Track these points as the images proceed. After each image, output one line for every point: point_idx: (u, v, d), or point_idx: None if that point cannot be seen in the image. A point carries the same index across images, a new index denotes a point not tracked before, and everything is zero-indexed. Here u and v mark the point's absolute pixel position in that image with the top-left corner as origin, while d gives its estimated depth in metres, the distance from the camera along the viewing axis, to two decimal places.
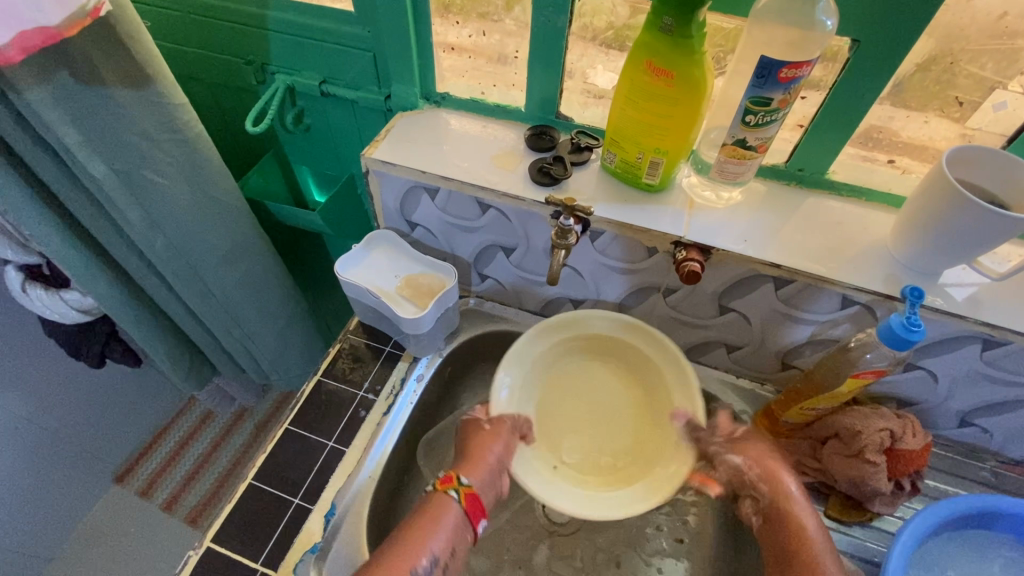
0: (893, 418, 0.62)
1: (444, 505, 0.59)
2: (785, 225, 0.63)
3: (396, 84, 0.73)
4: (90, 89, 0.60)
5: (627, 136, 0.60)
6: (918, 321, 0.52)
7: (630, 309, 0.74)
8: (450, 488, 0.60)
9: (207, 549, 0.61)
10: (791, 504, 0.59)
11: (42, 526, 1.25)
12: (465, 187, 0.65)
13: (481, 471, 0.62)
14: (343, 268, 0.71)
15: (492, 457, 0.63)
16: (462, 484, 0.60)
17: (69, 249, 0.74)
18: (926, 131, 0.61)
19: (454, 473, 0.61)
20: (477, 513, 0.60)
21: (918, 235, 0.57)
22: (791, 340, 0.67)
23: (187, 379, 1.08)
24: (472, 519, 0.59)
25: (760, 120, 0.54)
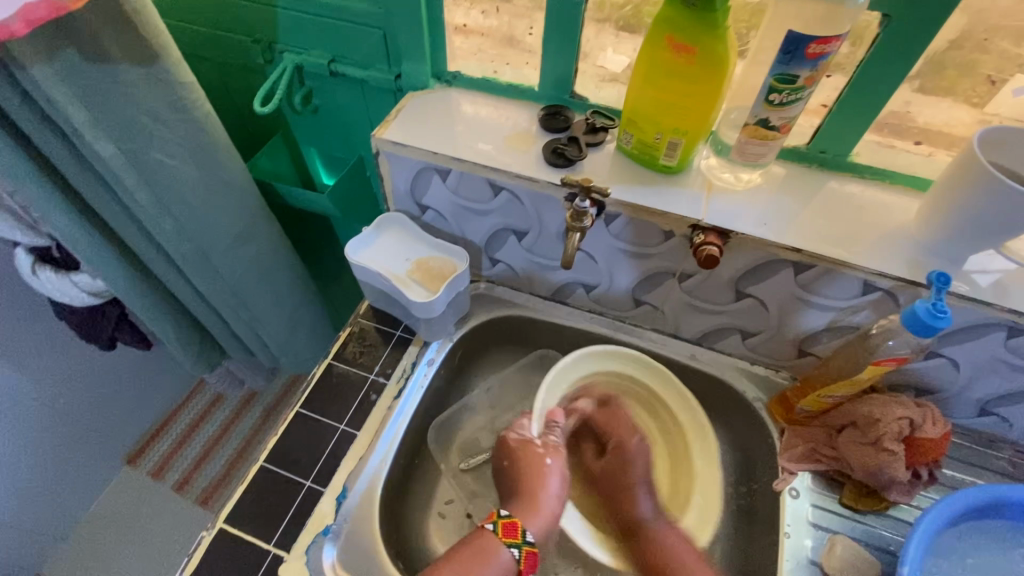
0: (912, 406, 0.61)
1: (497, 551, 0.58)
2: (807, 208, 0.61)
3: (406, 62, 0.72)
4: (96, 65, 0.59)
5: (645, 116, 0.58)
6: (943, 308, 0.51)
7: (644, 295, 0.72)
8: (512, 542, 0.59)
9: (220, 530, 0.61)
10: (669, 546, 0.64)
11: (56, 505, 1.27)
12: (477, 168, 0.64)
13: (539, 518, 0.63)
14: (353, 251, 0.70)
15: (550, 490, 0.65)
16: (525, 543, 0.59)
17: (78, 231, 0.73)
18: (954, 113, 0.59)
19: (520, 526, 0.60)
20: (527, 573, 0.59)
21: (944, 218, 0.55)
22: (809, 326, 0.65)
23: (197, 362, 1.08)
24: (520, 575, 0.59)
25: (785, 98, 0.52)
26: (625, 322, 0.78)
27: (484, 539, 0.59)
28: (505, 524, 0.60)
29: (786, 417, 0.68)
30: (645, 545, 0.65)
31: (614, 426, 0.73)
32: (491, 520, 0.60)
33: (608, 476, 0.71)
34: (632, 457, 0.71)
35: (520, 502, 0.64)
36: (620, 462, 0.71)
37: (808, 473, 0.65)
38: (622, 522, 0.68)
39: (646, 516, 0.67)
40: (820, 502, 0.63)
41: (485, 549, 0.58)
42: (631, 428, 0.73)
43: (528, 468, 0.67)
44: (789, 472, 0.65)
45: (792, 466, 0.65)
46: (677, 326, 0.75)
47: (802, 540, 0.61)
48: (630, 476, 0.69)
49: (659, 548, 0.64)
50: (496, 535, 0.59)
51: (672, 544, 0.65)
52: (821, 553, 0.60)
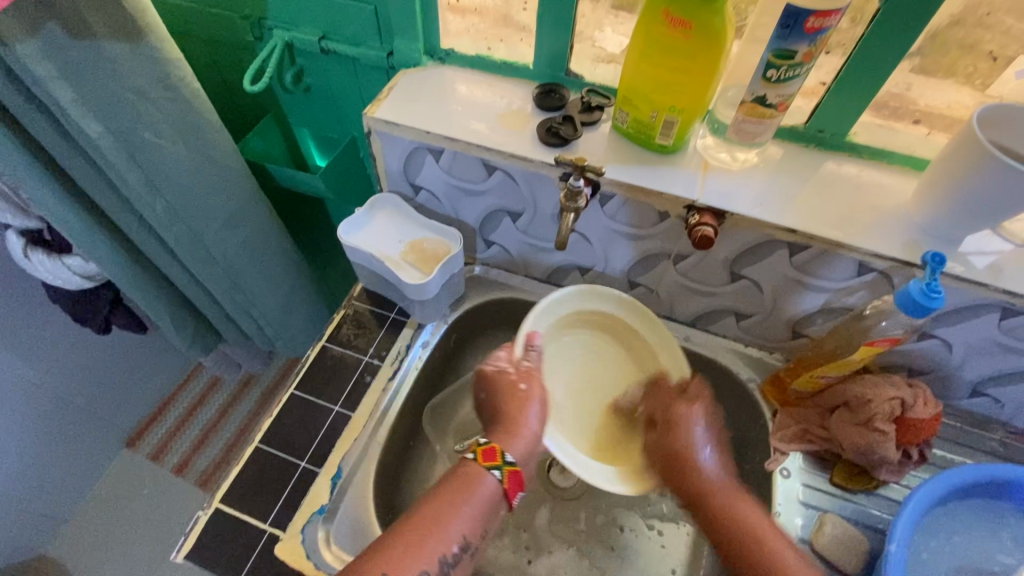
0: (904, 386, 0.61)
1: (479, 478, 0.53)
2: (803, 189, 0.61)
3: (398, 39, 0.70)
4: (80, 41, 0.58)
5: (641, 93, 0.57)
6: (938, 287, 0.51)
7: (639, 277, 0.72)
8: (492, 466, 0.54)
9: (216, 511, 0.61)
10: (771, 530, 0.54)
11: (57, 487, 1.28)
12: (470, 147, 0.63)
13: (520, 441, 0.56)
14: (346, 233, 0.70)
15: (529, 425, 0.58)
16: (506, 463, 0.54)
17: (67, 212, 0.72)
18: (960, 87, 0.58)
19: (499, 449, 0.55)
20: (515, 493, 0.54)
21: (942, 198, 0.54)
22: (804, 307, 0.65)
23: (193, 346, 1.08)
24: (507, 497, 0.54)
25: (783, 75, 0.51)
26: None
27: (466, 470, 0.54)
28: (484, 451, 0.55)
29: (779, 398, 0.69)
30: (716, 519, 0.55)
31: (672, 388, 0.64)
32: (470, 449, 0.56)
33: (660, 444, 0.60)
34: (683, 423, 0.59)
35: (500, 429, 0.57)
36: (670, 435, 0.59)
37: (800, 453, 0.66)
38: (686, 495, 0.58)
39: (716, 479, 0.57)
40: (811, 481, 0.64)
41: (465, 478, 0.53)
42: (694, 397, 0.61)
43: (506, 395, 0.60)
44: (781, 453, 0.65)
45: (784, 447, 0.65)
46: (672, 308, 0.75)
47: (792, 518, 0.62)
48: (676, 442, 0.59)
49: (732, 515, 0.55)
50: (477, 460, 0.54)
51: (746, 516, 0.55)
52: (810, 531, 0.61)
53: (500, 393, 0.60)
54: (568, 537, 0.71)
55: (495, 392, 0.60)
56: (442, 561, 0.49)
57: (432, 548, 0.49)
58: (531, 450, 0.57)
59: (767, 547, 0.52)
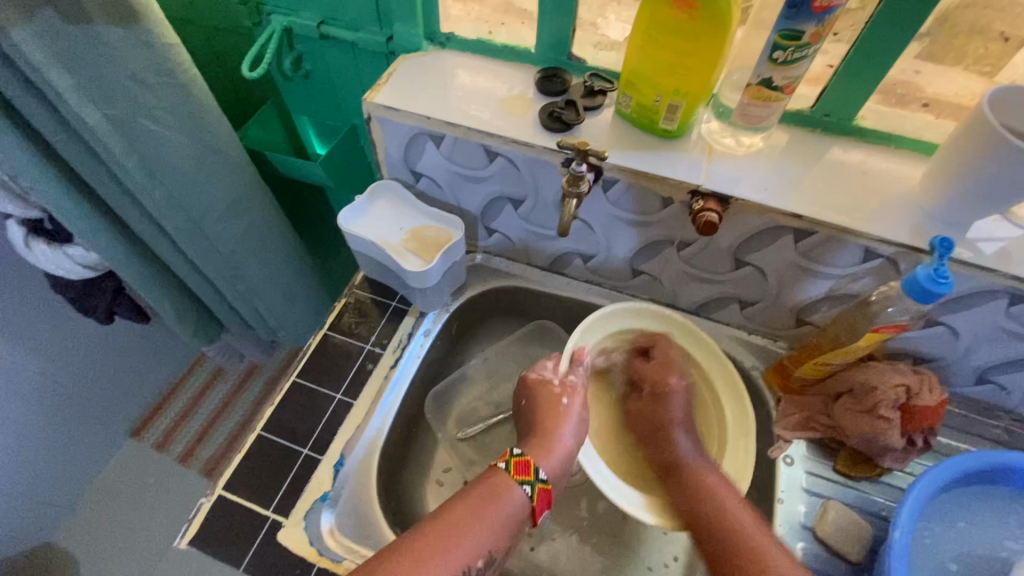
0: (909, 373, 0.60)
1: (510, 490, 0.53)
2: (809, 174, 0.60)
3: (397, 23, 0.69)
4: (76, 26, 0.57)
5: (644, 77, 0.56)
6: (946, 273, 0.50)
7: (642, 264, 0.72)
8: (523, 479, 0.54)
9: (219, 497, 0.61)
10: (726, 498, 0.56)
11: (63, 475, 1.29)
12: (471, 133, 0.62)
13: (552, 455, 0.58)
14: (347, 220, 0.69)
15: (564, 440, 0.59)
16: (538, 481, 0.55)
17: (67, 200, 0.72)
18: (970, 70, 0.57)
19: (532, 463, 0.55)
20: (541, 510, 0.55)
21: (951, 183, 0.53)
22: (808, 294, 0.65)
23: (195, 335, 1.08)
24: (533, 514, 0.54)
25: (790, 56, 0.50)
26: (623, 292, 0.77)
27: (495, 478, 0.53)
28: (517, 462, 0.55)
29: (783, 386, 0.68)
30: (681, 480, 0.59)
31: (649, 367, 0.68)
32: (503, 459, 0.56)
33: (646, 417, 0.66)
34: (667, 398, 0.65)
35: (535, 441, 0.59)
36: (656, 403, 0.65)
37: (803, 441, 0.65)
38: (662, 461, 0.62)
39: (686, 454, 0.61)
40: (813, 468, 0.64)
41: (497, 487, 0.53)
42: (678, 368, 0.67)
43: (545, 401, 0.62)
44: (785, 440, 0.65)
45: (788, 434, 0.65)
46: (675, 296, 0.74)
47: (795, 505, 0.62)
48: (665, 415, 0.64)
49: (705, 484, 0.57)
50: (508, 473, 0.54)
51: (715, 487, 0.57)
52: (813, 518, 0.61)
53: (543, 404, 0.62)
54: (570, 524, 0.71)
55: (537, 401, 0.63)
56: (464, 573, 0.47)
57: (457, 556, 0.48)
58: (563, 466, 0.58)
59: (756, 548, 0.51)
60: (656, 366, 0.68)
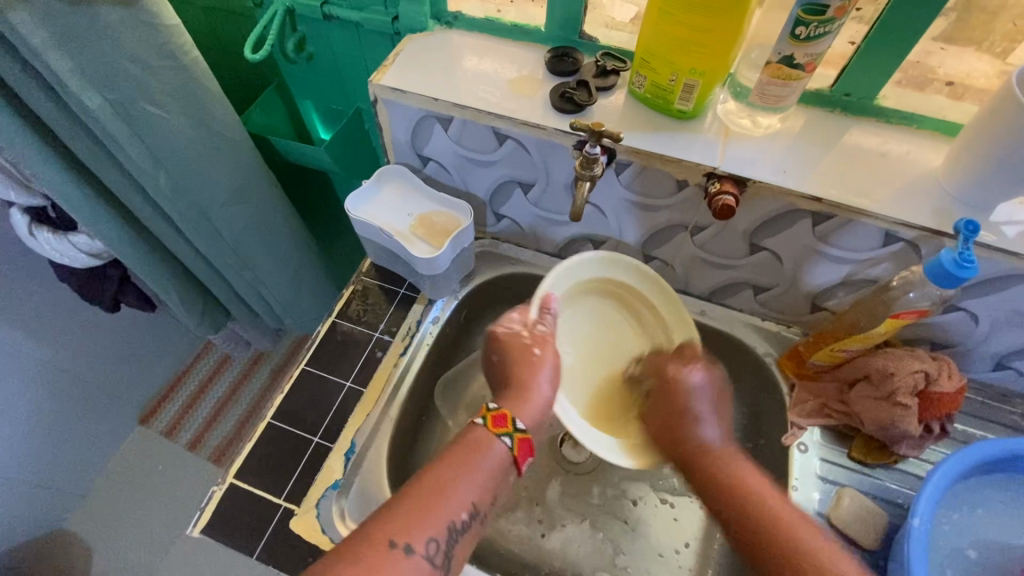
0: (928, 360, 0.59)
1: (488, 447, 0.51)
2: (827, 155, 0.58)
3: (403, 3, 0.67)
4: (74, 7, 0.56)
5: (659, 55, 0.55)
6: (972, 257, 0.48)
7: (654, 250, 0.70)
8: (503, 432, 0.52)
9: (230, 486, 0.61)
10: (782, 503, 0.51)
11: (73, 461, 1.31)
12: (480, 114, 0.60)
13: (531, 407, 0.55)
14: (354, 206, 0.68)
15: (541, 388, 0.57)
16: (516, 430, 0.53)
17: (70, 186, 0.71)
18: (999, 48, 0.54)
19: (510, 416, 0.54)
20: (525, 459, 0.53)
21: (976, 164, 0.52)
22: (825, 279, 0.63)
23: (202, 323, 1.08)
24: (517, 463, 0.53)
25: (812, 32, 0.48)
26: None
27: (472, 435, 0.52)
28: (496, 417, 0.53)
29: (797, 372, 0.67)
30: (705, 466, 0.56)
31: (670, 361, 0.63)
32: (480, 415, 0.54)
33: (660, 410, 0.60)
34: (686, 391, 0.60)
35: (512, 391, 0.57)
36: (671, 395, 0.60)
37: (817, 428, 0.65)
38: (683, 451, 0.58)
39: (712, 441, 0.57)
40: (828, 455, 0.63)
41: (475, 444, 0.51)
42: (691, 359, 0.62)
43: (512, 357, 0.59)
44: (799, 427, 0.64)
45: (802, 421, 0.64)
46: (688, 282, 0.73)
47: (809, 493, 0.61)
48: (684, 406, 0.59)
49: (736, 474, 0.54)
50: (487, 428, 0.53)
51: (742, 467, 0.55)
52: (827, 506, 0.60)
53: (515, 355, 0.59)
54: (580, 511, 0.71)
55: (507, 353, 0.59)
56: (450, 529, 0.46)
57: (439, 515, 0.47)
58: (541, 419, 0.56)
59: (780, 515, 0.50)
60: (674, 364, 0.62)
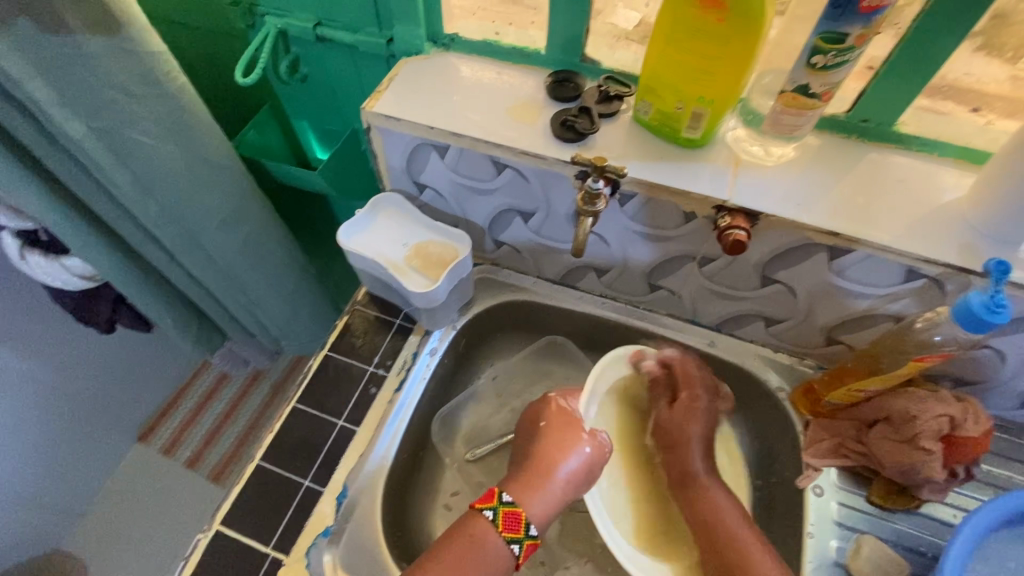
0: (953, 402, 0.56)
1: (492, 544, 0.52)
2: (844, 185, 0.55)
3: (398, 25, 0.65)
4: (56, 38, 0.53)
5: (665, 82, 0.52)
6: (1003, 301, 0.45)
7: (660, 279, 0.67)
8: (512, 537, 0.53)
9: (218, 532, 0.59)
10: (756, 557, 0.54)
11: (71, 482, 1.29)
12: (478, 143, 0.58)
13: (542, 500, 0.56)
14: (347, 236, 0.65)
15: (562, 473, 0.58)
16: (527, 537, 0.54)
17: (57, 217, 0.69)
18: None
19: (523, 518, 0.54)
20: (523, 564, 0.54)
21: (1007, 198, 0.48)
22: (840, 314, 0.60)
23: (197, 345, 1.05)
24: (516, 568, 0.54)
25: (830, 61, 0.45)
26: (639, 308, 0.73)
27: (479, 528, 0.53)
28: (507, 515, 0.54)
29: (811, 409, 0.64)
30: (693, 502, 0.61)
31: (685, 382, 0.66)
32: (491, 506, 0.54)
33: (665, 431, 0.66)
34: (695, 410, 0.65)
35: (529, 477, 0.57)
36: (686, 417, 0.65)
37: (834, 469, 0.61)
38: (678, 474, 0.64)
39: (701, 472, 0.62)
40: (846, 499, 0.60)
41: (480, 540, 0.52)
42: (706, 387, 0.67)
43: (562, 437, 0.60)
44: (814, 469, 0.61)
45: (817, 462, 0.61)
46: (695, 312, 0.70)
47: (827, 541, 0.58)
48: (688, 433, 0.65)
49: (704, 499, 0.60)
50: (496, 523, 0.53)
51: (716, 501, 0.60)
52: (847, 555, 0.57)
53: (566, 431, 0.60)
54: (583, 551, 0.68)
55: (561, 424, 0.61)
56: None
57: None
58: (552, 512, 0.57)
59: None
60: (693, 376, 0.67)
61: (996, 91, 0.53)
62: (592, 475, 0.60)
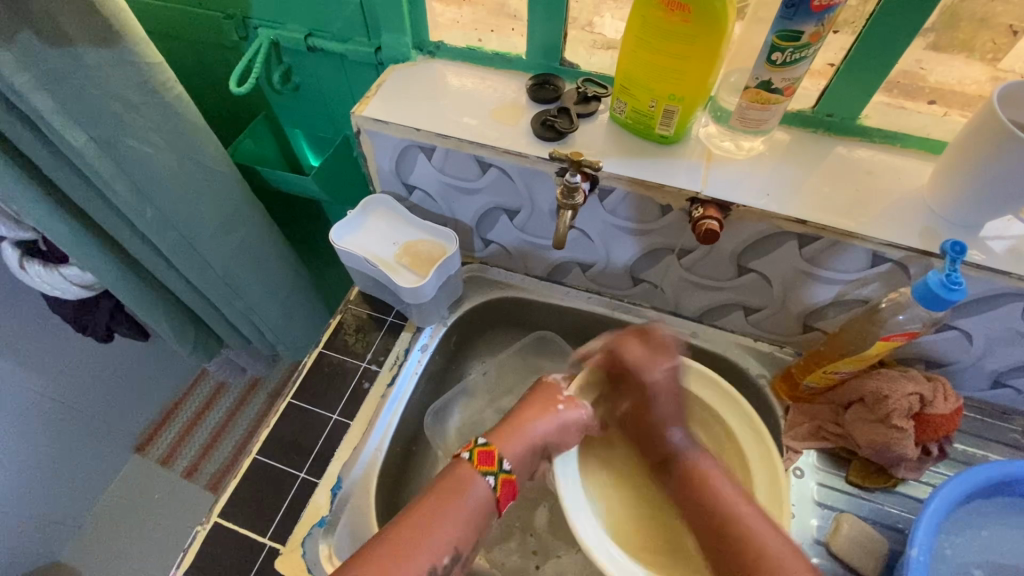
0: (922, 381, 0.58)
1: (472, 481, 0.53)
2: (811, 177, 0.58)
3: (386, 34, 0.68)
4: (59, 50, 0.56)
5: (637, 82, 0.55)
6: (959, 279, 0.48)
7: (643, 272, 0.70)
8: (487, 470, 0.54)
9: (215, 525, 0.60)
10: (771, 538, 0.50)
11: (69, 493, 1.29)
12: (462, 144, 0.60)
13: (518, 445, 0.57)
14: (338, 236, 0.68)
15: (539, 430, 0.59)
16: (502, 471, 0.55)
17: (58, 224, 0.71)
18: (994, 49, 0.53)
19: (497, 453, 0.56)
20: (504, 503, 0.55)
21: (960, 184, 0.51)
22: (814, 300, 0.63)
23: (194, 352, 1.07)
24: (498, 505, 0.55)
25: (788, 58, 0.48)
26: (624, 301, 0.75)
27: (459, 471, 0.54)
28: (481, 453, 0.55)
29: (790, 394, 0.66)
30: (680, 479, 0.59)
31: (629, 368, 0.63)
32: (467, 449, 0.56)
33: (639, 423, 0.63)
34: (653, 394, 0.62)
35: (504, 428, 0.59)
36: (637, 393, 0.63)
37: (813, 451, 0.63)
38: (659, 456, 0.62)
39: (678, 447, 0.60)
40: (825, 480, 0.62)
41: (461, 481, 0.53)
42: (658, 357, 0.63)
43: (541, 401, 0.61)
44: (794, 451, 0.63)
45: (797, 445, 0.63)
46: (677, 304, 0.72)
47: (807, 519, 0.60)
48: (653, 418, 0.62)
49: (695, 482, 0.57)
50: (471, 462, 0.55)
51: (710, 480, 0.57)
52: (826, 533, 0.59)
53: (546, 398, 0.62)
54: (573, 540, 0.69)
55: (539, 393, 0.62)
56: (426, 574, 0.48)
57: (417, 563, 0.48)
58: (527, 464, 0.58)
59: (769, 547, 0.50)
60: (638, 364, 0.62)
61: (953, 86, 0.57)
62: (572, 436, 0.61)
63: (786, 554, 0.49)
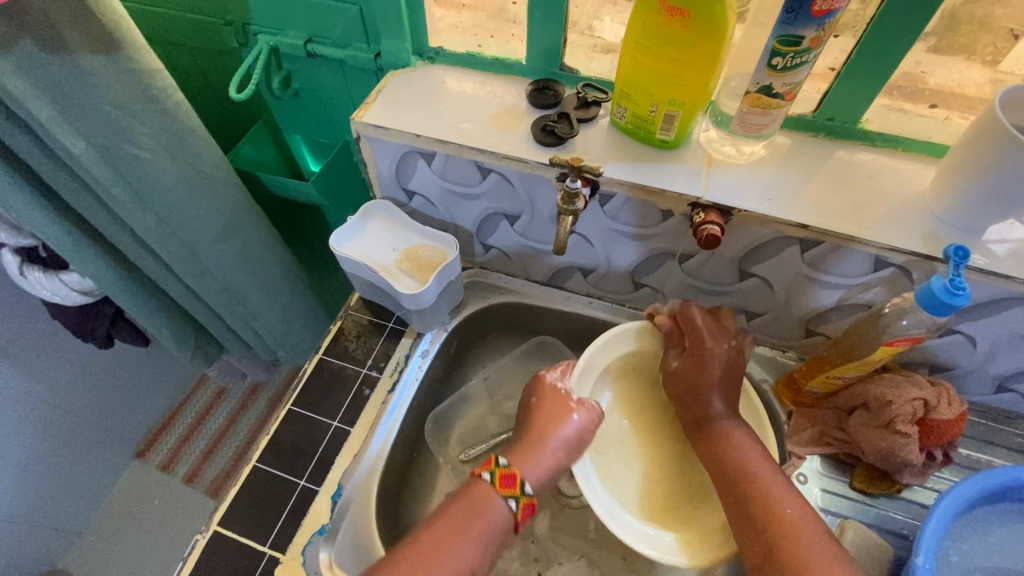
0: (926, 386, 0.58)
1: (490, 503, 0.53)
2: (813, 181, 0.57)
3: (385, 40, 0.68)
4: (58, 58, 0.56)
5: (637, 87, 0.55)
6: (962, 284, 0.47)
7: (644, 277, 0.69)
8: (509, 494, 0.54)
9: (215, 533, 0.60)
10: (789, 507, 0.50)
11: (70, 499, 1.28)
12: (462, 149, 0.60)
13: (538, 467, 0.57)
14: (339, 242, 0.68)
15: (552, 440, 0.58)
16: (523, 495, 0.55)
17: (58, 231, 0.71)
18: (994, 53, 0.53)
19: (518, 477, 0.55)
20: (522, 523, 0.55)
21: (963, 188, 0.51)
22: (816, 305, 0.62)
23: (194, 358, 1.06)
24: (516, 526, 0.55)
25: (789, 62, 0.48)
26: (625, 305, 0.75)
27: (480, 491, 0.54)
28: (503, 475, 0.55)
29: (794, 400, 0.66)
30: (711, 442, 0.57)
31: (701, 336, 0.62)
32: (488, 469, 0.56)
33: (676, 379, 0.63)
34: (708, 355, 0.61)
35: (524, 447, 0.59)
36: (693, 355, 0.61)
37: (817, 456, 0.63)
38: (694, 417, 0.60)
39: (718, 413, 0.59)
40: (829, 486, 0.61)
41: (477, 499, 0.53)
42: (725, 333, 0.62)
43: (551, 408, 0.61)
44: (798, 457, 0.62)
45: (800, 451, 0.63)
46: None
47: None
48: (704, 376, 0.60)
49: (724, 443, 0.56)
50: (493, 484, 0.55)
51: (740, 444, 0.56)
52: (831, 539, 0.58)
53: (553, 403, 0.61)
54: (574, 547, 0.69)
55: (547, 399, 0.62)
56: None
57: None
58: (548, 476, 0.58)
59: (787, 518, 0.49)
60: (710, 333, 0.62)
61: (953, 90, 0.56)
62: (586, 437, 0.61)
63: (803, 519, 0.49)
